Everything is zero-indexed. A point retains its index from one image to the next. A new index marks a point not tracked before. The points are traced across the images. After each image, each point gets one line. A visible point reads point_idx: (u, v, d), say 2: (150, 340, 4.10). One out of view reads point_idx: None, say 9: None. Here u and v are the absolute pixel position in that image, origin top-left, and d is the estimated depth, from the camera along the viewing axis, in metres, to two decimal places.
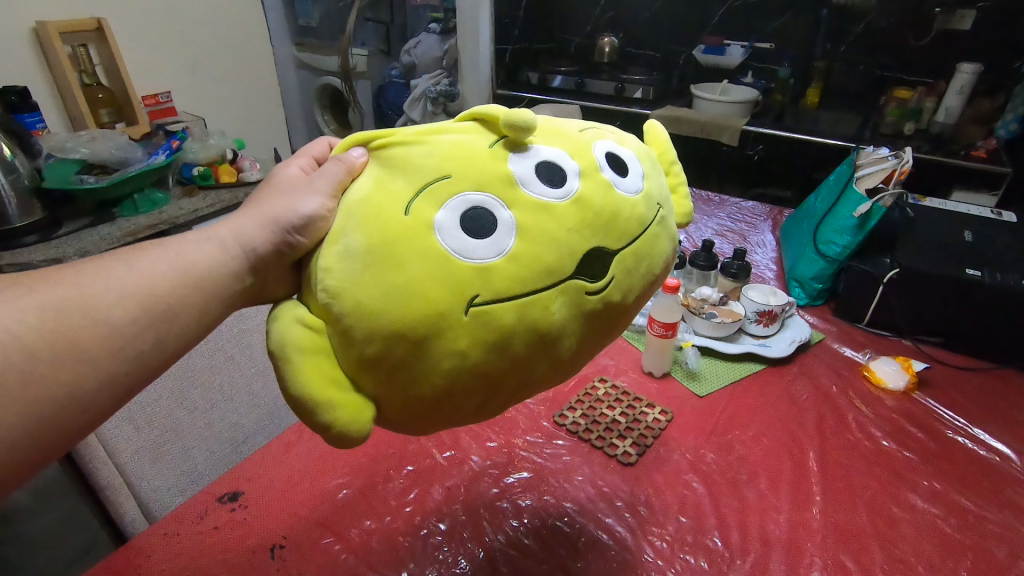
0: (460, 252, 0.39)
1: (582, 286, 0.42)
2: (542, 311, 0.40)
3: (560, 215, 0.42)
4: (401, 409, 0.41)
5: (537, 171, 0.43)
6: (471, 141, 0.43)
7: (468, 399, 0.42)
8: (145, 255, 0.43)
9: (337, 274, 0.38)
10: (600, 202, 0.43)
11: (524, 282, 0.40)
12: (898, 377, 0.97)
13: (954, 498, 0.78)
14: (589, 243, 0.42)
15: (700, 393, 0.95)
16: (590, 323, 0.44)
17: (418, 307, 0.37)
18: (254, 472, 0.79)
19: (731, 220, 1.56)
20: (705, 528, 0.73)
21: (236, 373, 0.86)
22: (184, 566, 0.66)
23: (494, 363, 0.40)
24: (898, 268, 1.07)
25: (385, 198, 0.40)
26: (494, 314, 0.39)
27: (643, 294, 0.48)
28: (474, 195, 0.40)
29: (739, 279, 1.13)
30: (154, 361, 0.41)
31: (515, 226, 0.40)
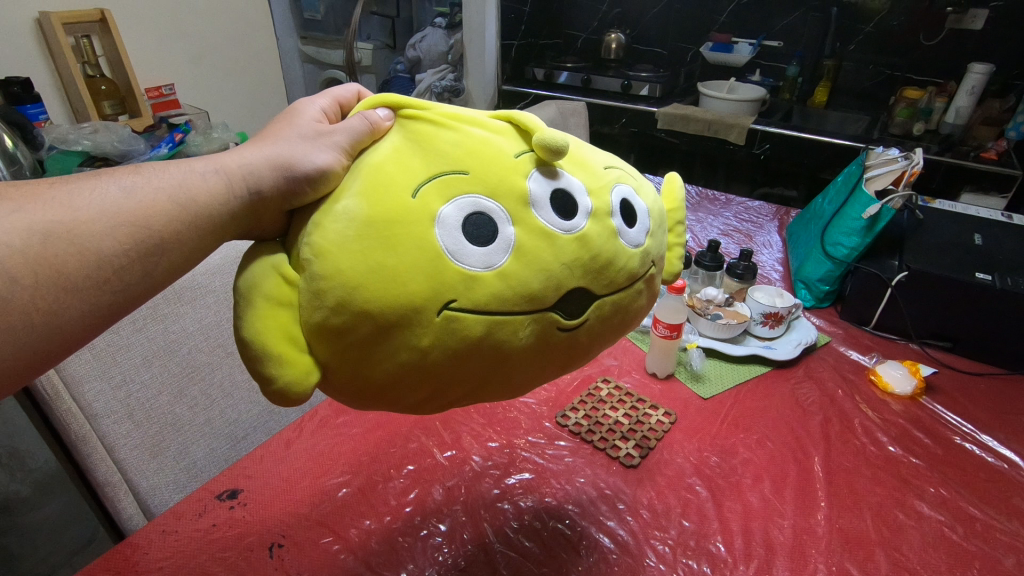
0: (451, 257, 0.38)
1: (557, 320, 0.41)
2: (510, 334, 0.40)
3: (559, 246, 0.40)
4: (340, 379, 0.40)
5: (553, 196, 0.41)
6: (500, 144, 0.42)
7: (409, 396, 0.41)
8: (144, 181, 0.41)
9: (331, 234, 0.37)
10: (601, 245, 0.42)
11: (505, 300, 0.39)
12: (906, 382, 0.96)
13: (961, 505, 0.77)
14: (574, 281, 0.41)
15: (703, 395, 0.94)
16: (552, 356, 0.43)
17: (393, 298, 0.37)
18: (254, 469, 0.78)
19: (736, 219, 1.55)
20: (708, 532, 0.73)
21: (237, 369, 0.85)
22: (182, 564, 0.66)
23: (446, 371, 0.40)
24: (907, 271, 1.05)
25: (399, 173, 0.39)
26: (463, 324, 0.38)
27: (606, 341, 0.47)
28: (485, 201, 0.39)
29: (745, 280, 1.11)
30: (140, 294, 0.41)
31: (511, 248, 0.39)
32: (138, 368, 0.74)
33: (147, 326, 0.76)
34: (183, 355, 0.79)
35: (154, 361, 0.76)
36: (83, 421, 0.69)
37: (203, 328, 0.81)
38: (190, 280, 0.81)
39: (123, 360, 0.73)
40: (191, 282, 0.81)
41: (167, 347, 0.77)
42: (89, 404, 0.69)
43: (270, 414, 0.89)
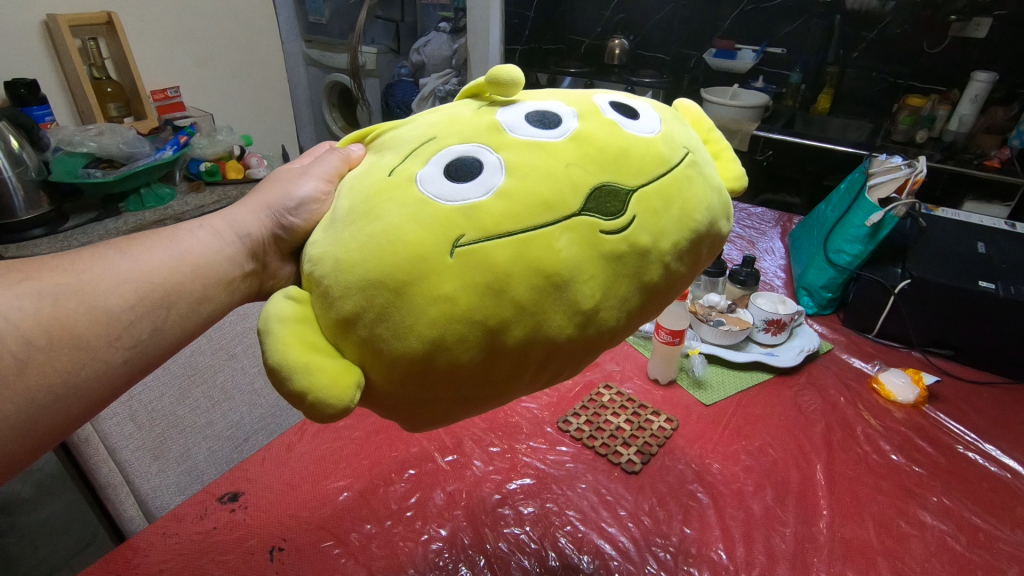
0: (445, 197, 0.35)
1: (594, 224, 0.36)
2: (542, 248, 0.34)
3: (556, 152, 0.37)
4: (399, 378, 0.35)
5: (527, 118, 0.40)
6: (460, 111, 0.42)
7: (469, 353, 0.34)
8: (141, 245, 0.43)
9: (322, 242, 0.37)
10: (604, 138, 0.39)
11: (516, 216, 0.35)
12: (908, 390, 0.96)
13: (965, 515, 0.77)
14: (591, 179, 0.37)
15: (705, 401, 0.94)
16: (615, 269, 0.36)
17: (398, 246, 0.33)
18: (255, 472, 0.78)
19: (739, 226, 1.55)
20: (709, 539, 0.72)
21: (238, 372, 0.85)
22: (182, 567, 0.66)
23: (497, 307, 0.34)
24: (910, 278, 1.06)
25: (374, 171, 0.39)
26: (484, 252, 0.34)
27: (686, 249, 0.40)
28: (460, 147, 0.38)
29: (748, 287, 1.11)
30: (152, 348, 0.42)
31: (504, 167, 0.36)
32: None
33: None
34: (185, 355, 0.79)
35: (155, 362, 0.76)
36: (85, 422, 0.68)
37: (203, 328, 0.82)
38: None
39: None
40: None
41: None
42: None
43: (272, 418, 0.89)
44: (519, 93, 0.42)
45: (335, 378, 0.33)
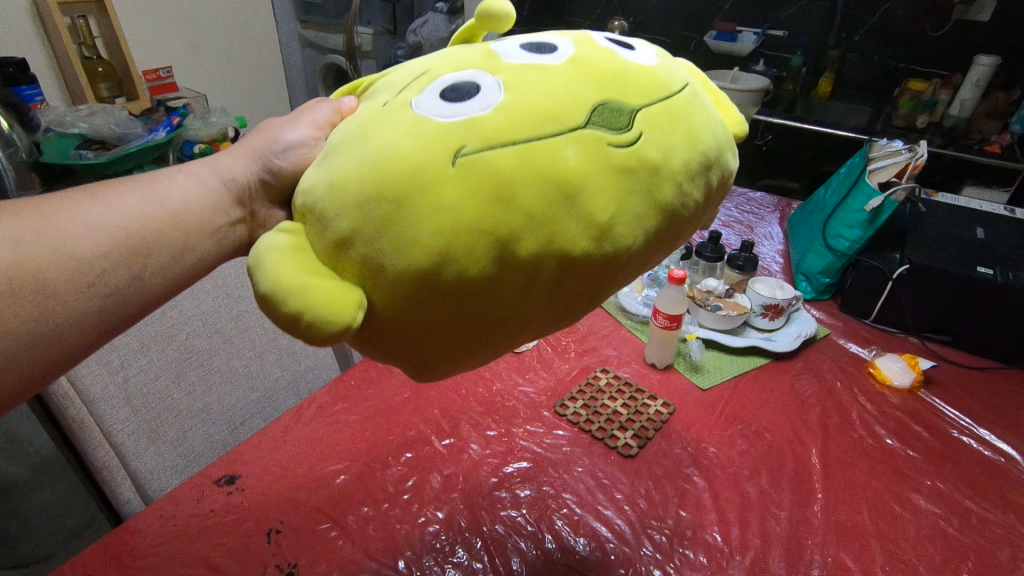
0: (444, 114, 0.33)
1: (601, 137, 0.33)
2: (548, 157, 0.32)
3: (555, 72, 0.35)
4: (409, 300, 0.32)
5: (524, 47, 0.38)
6: (455, 51, 0.41)
7: (480, 267, 0.31)
8: (125, 192, 0.46)
9: (317, 174, 0.35)
10: (604, 61, 0.37)
11: (518, 127, 0.32)
12: (905, 375, 0.96)
13: (958, 498, 0.77)
14: (594, 94, 0.35)
15: (702, 386, 0.95)
16: (628, 181, 0.33)
17: (399, 162, 0.32)
18: (252, 455, 0.78)
19: (737, 211, 1.55)
20: (705, 522, 0.73)
21: (235, 356, 0.84)
22: (180, 549, 0.66)
23: (506, 216, 0.31)
24: (908, 264, 1.05)
25: (368, 108, 0.38)
26: (486, 162, 0.31)
27: (701, 172, 0.37)
28: (457, 73, 0.36)
29: (747, 271, 1.12)
30: (138, 292, 0.45)
31: (502, 85, 0.34)
32: (135, 354, 0.74)
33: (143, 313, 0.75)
34: (181, 339, 0.79)
35: (152, 346, 0.75)
36: (80, 404, 0.68)
37: (200, 313, 0.81)
38: None
39: (122, 345, 0.73)
40: None
41: (165, 332, 0.77)
42: (86, 387, 0.68)
43: (268, 402, 0.89)
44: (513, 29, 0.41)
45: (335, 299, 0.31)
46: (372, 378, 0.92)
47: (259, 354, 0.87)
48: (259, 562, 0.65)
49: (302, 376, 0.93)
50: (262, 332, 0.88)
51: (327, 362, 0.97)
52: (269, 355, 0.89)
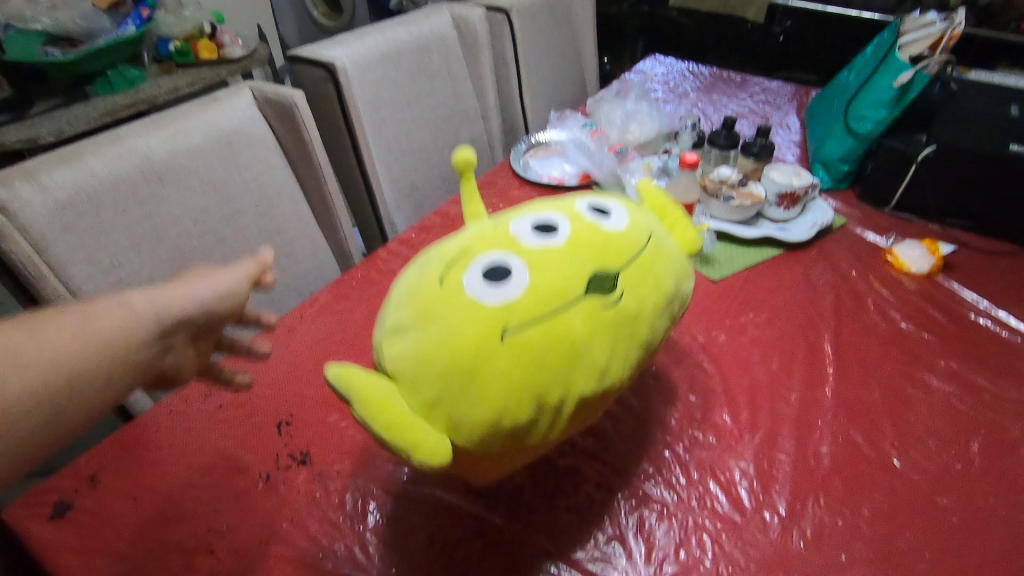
0: (490, 299, 0.45)
1: (598, 301, 0.47)
2: (562, 303, 0.45)
3: (561, 252, 0.48)
4: (474, 442, 0.44)
5: (534, 228, 0.50)
6: (480, 230, 0.52)
7: (521, 418, 0.44)
8: (50, 320, 0.41)
9: (399, 349, 0.45)
10: (592, 238, 0.50)
11: (542, 304, 0.45)
12: (923, 261, 0.93)
13: (971, 378, 0.76)
14: (590, 267, 0.48)
15: (712, 278, 0.92)
16: (617, 332, 0.48)
17: (463, 343, 0.43)
18: (257, 353, 0.77)
19: (753, 101, 1.47)
20: (714, 405, 0.72)
21: (231, 257, 0.82)
22: (191, 441, 0.66)
23: (538, 380, 0.44)
24: (934, 145, 0.98)
25: (424, 277, 0.48)
26: (525, 342, 0.44)
27: (663, 312, 0.52)
28: (489, 258, 0.47)
29: (761, 160, 1.04)
30: (50, 437, 0.41)
31: (527, 267, 0.46)
32: (126, 254, 0.71)
33: (129, 211, 0.71)
34: (173, 240, 0.75)
35: (143, 246, 0.72)
36: (73, 303, 0.67)
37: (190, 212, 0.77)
38: (173, 161, 0.74)
39: (109, 245, 0.69)
40: (173, 163, 0.74)
41: (154, 232, 0.73)
42: (78, 287, 0.67)
43: (270, 302, 0.88)
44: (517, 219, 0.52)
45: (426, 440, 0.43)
46: (374, 279, 0.90)
47: (256, 254, 0.85)
48: (270, 451, 0.66)
49: (303, 278, 0.93)
50: (259, 233, 0.85)
51: (327, 263, 0.97)
52: (267, 255, 0.87)
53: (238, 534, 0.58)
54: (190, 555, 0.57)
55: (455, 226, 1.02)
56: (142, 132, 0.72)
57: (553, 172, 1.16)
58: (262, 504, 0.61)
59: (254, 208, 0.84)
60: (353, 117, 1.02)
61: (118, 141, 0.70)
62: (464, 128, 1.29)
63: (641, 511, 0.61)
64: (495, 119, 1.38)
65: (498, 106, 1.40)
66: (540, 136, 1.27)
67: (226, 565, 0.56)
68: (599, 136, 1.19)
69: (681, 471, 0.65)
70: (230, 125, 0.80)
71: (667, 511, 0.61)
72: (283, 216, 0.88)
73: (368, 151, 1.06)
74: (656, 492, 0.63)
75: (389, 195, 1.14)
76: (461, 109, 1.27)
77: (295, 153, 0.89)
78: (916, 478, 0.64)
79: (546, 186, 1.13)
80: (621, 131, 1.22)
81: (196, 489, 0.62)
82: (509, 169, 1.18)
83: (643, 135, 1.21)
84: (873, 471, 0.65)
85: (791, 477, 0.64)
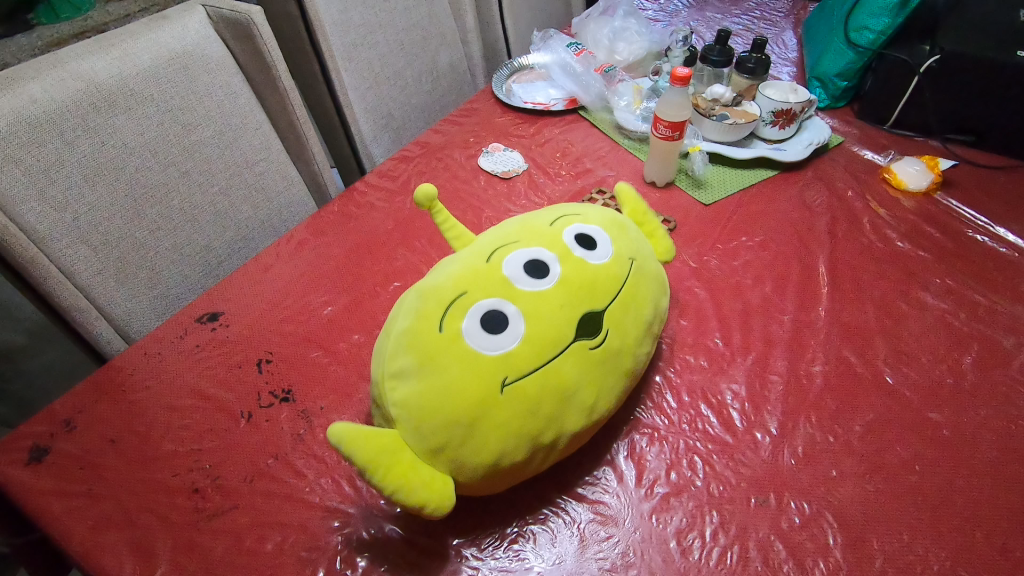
0: (489, 349, 0.48)
1: (585, 344, 0.51)
2: (557, 369, 0.49)
3: (552, 296, 0.51)
4: (475, 477, 0.48)
5: (525, 267, 0.52)
6: (472, 260, 0.53)
7: (519, 455, 0.48)
8: None
9: (402, 391, 0.48)
10: (580, 277, 0.53)
11: (540, 359, 0.49)
12: (922, 178, 0.89)
13: (967, 294, 0.74)
14: (580, 310, 0.52)
15: (705, 202, 0.89)
16: (604, 372, 0.52)
17: (467, 391, 0.47)
18: (233, 292, 0.74)
19: (748, 18, 1.39)
20: (706, 329, 0.71)
21: (195, 191, 0.81)
22: (170, 382, 0.64)
23: (534, 421, 0.48)
24: (938, 55, 0.92)
25: (421, 321, 0.50)
26: (523, 389, 0.48)
27: (644, 339, 0.56)
28: (487, 303, 0.50)
29: (756, 76, 0.99)
30: None
31: (522, 315, 0.49)
32: (81, 189, 0.68)
33: (79, 142, 0.67)
34: (131, 173, 0.73)
35: (98, 180, 0.70)
36: (29, 242, 0.63)
37: (147, 143, 0.74)
38: (121, 86, 0.70)
39: (63, 180, 0.66)
40: (122, 88, 0.71)
41: (110, 164, 0.70)
42: (32, 226, 0.64)
43: (243, 243, 0.89)
44: (513, 248, 0.54)
45: (433, 484, 0.46)
46: (352, 213, 0.86)
47: (223, 192, 0.84)
48: (251, 390, 0.64)
49: (276, 214, 0.93)
50: (223, 165, 0.84)
51: (299, 198, 0.97)
52: (235, 193, 0.86)
53: (222, 471, 0.57)
54: (174, 494, 0.56)
55: (436, 156, 0.97)
56: (85, 54, 0.68)
57: (538, 97, 1.10)
58: (244, 441, 0.59)
59: (215, 139, 0.82)
60: (318, 34, 0.95)
61: (59, 65, 0.66)
62: (443, 53, 1.23)
63: (632, 435, 0.60)
64: (475, 44, 1.30)
65: (478, 30, 1.32)
66: (523, 60, 1.20)
67: (210, 501, 0.55)
68: (585, 56, 1.10)
69: (672, 395, 0.64)
70: (181, 47, 0.76)
71: (658, 435, 0.60)
72: (246, 146, 0.87)
73: (338, 75, 1.00)
74: (647, 416, 0.62)
75: (364, 123, 1.09)
76: (437, 32, 1.20)
77: (254, 74, 0.87)
78: (908, 393, 0.63)
79: (531, 113, 1.07)
80: (609, 51, 1.16)
81: (177, 430, 0.61)
82: (491, 96, 1.12)
83: (632, 55, 1.16)
84: (865, 388, 0.64)
85: (783, 397, 0.63)
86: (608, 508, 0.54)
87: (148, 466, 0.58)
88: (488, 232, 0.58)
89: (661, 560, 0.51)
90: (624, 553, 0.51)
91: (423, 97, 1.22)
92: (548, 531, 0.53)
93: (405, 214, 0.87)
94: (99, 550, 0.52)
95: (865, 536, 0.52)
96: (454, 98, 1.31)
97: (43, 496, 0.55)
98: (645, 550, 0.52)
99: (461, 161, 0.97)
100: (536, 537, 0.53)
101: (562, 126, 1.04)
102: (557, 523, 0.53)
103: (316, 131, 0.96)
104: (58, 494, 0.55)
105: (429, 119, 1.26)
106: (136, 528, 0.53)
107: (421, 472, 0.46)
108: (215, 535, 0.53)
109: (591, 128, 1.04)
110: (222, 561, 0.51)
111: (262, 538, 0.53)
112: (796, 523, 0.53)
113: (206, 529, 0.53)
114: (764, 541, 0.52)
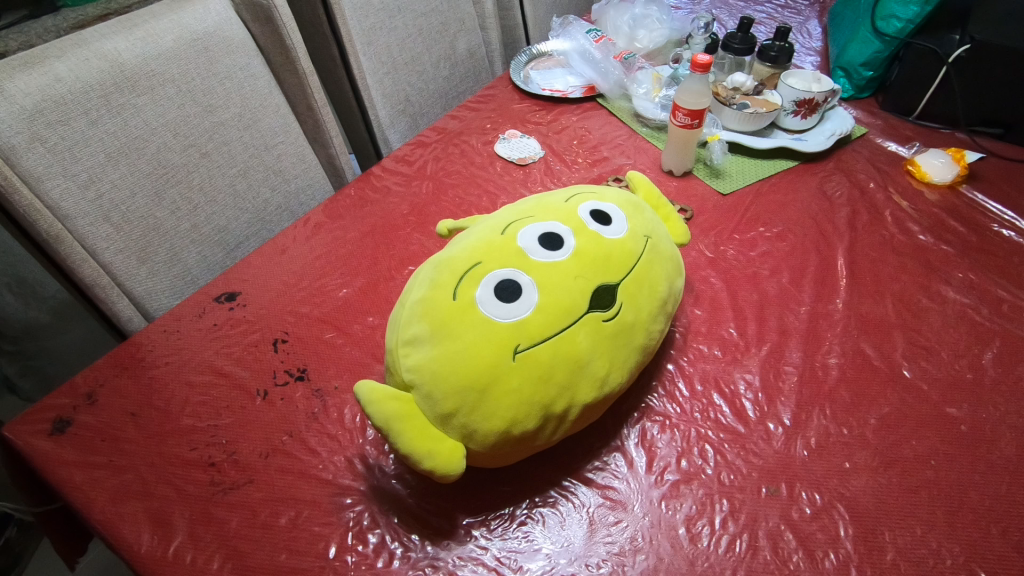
0: (502, 316, 0.49)
1: (598, 316, 0.51)
2: (569, 339, 0.49)
3: (565, 267, 0.52)
4: (485, 446, 0.48)
5: (539, 241, 0.53)
6: (487, 235, 0.54)
7: (530, 425, 0.48)
8: None
9: (415, 356, 0.49)
10: (594, 250, 0.53)
11: (551, 325, 0.49)
12: (947, 171, 0.87)
13: (990, 289, 0.73)
14: (594, 282, 0.52)
15: (722, 191, 0.88)
16: (617, 344, 0.52)
17: (479, 358, 0.47)
18: (250, 274, 0.75)
19: (772, 6, 1.37)
20: (720, 319, 0.70)
21: (214, 171, 0.82)
22: (188, 360, 0.66)
23: (545, 389, 0.48)
24: (970, 44, 0.89)
25: (437, 290, 0.51)
26: (535, 355, 0.48)
27: (658, 316, 0.56)
28: (502, 274, 0.51)
29: (779, 65, 0.98)
30: None
31: (536, 285, 0.50)
32: (103, 167, 0.69)
33: (102, 121, 0.68)
34: (152, 152, 0.74)
35: (120, 159, 0.71)
36: (52, 219, 0.65)
37: (168, 123, 0.75)
38: (143, 66, 0.71)
39: (85, 157, 0.67)
40: (144, 68, 0.71)
41: (131, 143, 0.71)
42: (56, 203, 0.65)
43: (262, 224, 0.91)
44: (526, 224, 0.55)
45: (446, 454, 0.46)
46: (368, 198, 0.87)
47: (241, 172, 0.86)
48: (268, 368, 0.65)
49: (293, 197, 0.94)
50: (242, 147, 0.85)
51: (317, 180, 0.98)
52: (254, 172, 0.87)
53: (237, 447, 0.58)
54: (191, 468, 0.57)
55: (453, 142, 0.97)
56: (108, 34, 0.69)
57: (556, 84, 1.09)
58: (260, 419, 0.60)
59: (234, 118, 0.83)
60: (337, 17, 0.95)
61: (83, 44, 0.67)
62: (461, 38, 1.23)
63: (643, 422, 0.60)
64: (494, 29, 1.29)
65: (497, 16, 1.32)
66: (542, 46, 1.19)
67: (226, 476, 0.56)
68: (605, 42, 1.09)
69: (685, 384, 0.63)
70: (202, 28, 0.77)
71: (670, 423, 0.60)
72: (266, 128, 0.87)
73: (356, 59, 1.00)
74: (659, 404, 0.61)
75: (382, 108, 1.09)
76: (456, 17, 1.20)
77: (274, 57, 0.88)
78: (926, 387, 0.62)
79: (548, 100, 1.07)
80: (628, 39, 1.15)
81: (195, 406, 0.62)
82: (509, 82, 1.12)
83: (652, 43, 1.15)
84: (882, 382, 0.63)
85: (797, 389, 0.63)
86: (618, 493, 0.54)
87: (167, 440, 0.59)
88: (502, 210, 0.59)
89: (670, 547, 0.51)
90: (632, 538, 0.51)
91: (441, 83, 1.21)
92: (558, 514, 0.53)
93: (420, 199, 0.87)
94: (118, 519, 0.53)
95: (876, 529, 0.52)
96: (471, 84, 1.30)
97: (66, 466, 0.56)
98: (653, 536, 0.52)
99: (477, 147, 0.96)
100: (545, 520, 0.53)
101: (579, 114, 1.04)
102: (566, 507, 0.54)
103: (335, 117, 0.98)
104: (81, 464, 0.57)
105: (446, 105, 1.26)
106: (154, 499, 0.55)
107: (436, 443, 0.46)
108: (231, 508, 0.54)
109: (609, 116, 1.03)
110: (237, 533, 0.52)
111: (275, 513, 0.53)
112: (807, 513, 0.53)
113: (222, 502, 0.54)
114: (774, 530, 0.52)
